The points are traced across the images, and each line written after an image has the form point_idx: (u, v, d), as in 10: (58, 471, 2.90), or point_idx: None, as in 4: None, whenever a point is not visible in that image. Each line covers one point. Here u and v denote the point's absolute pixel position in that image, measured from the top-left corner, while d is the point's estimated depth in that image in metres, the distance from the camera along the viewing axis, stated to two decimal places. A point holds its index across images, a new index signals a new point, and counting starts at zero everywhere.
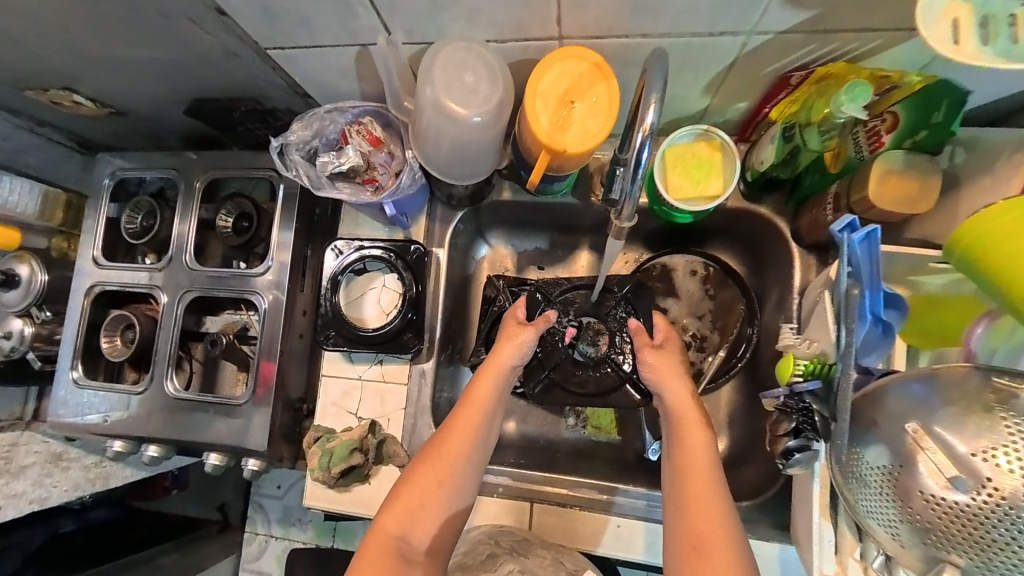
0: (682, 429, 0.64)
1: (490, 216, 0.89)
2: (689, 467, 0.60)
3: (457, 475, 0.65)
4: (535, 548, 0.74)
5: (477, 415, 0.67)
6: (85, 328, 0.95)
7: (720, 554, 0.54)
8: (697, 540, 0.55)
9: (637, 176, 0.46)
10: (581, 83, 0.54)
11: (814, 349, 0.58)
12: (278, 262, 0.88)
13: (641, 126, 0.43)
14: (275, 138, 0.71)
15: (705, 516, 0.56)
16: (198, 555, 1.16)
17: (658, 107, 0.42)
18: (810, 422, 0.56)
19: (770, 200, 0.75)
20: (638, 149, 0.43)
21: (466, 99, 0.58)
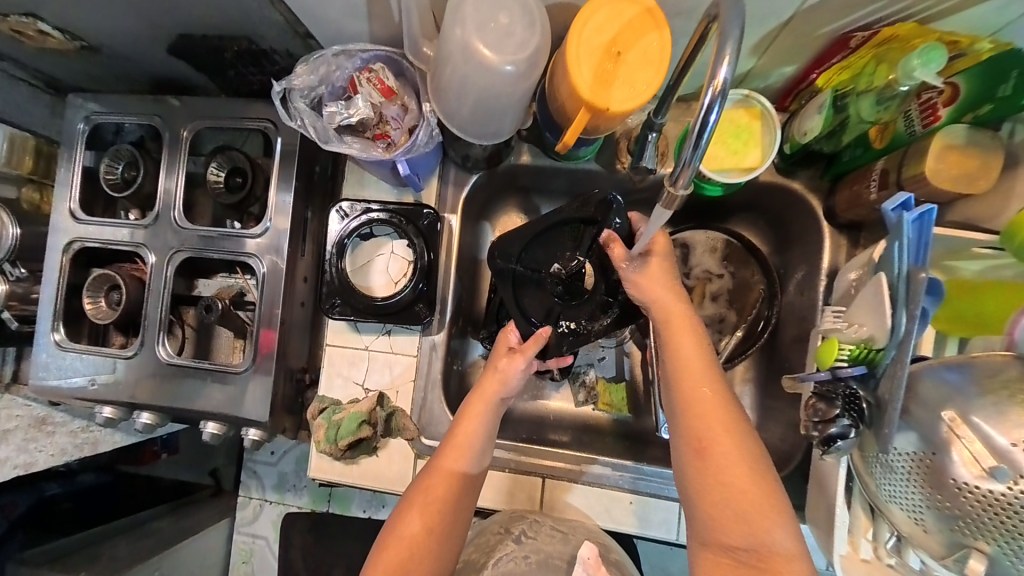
0: (682, 363, 0.59)
1: (506, 180, 0.83)
2: (704, 413, 0.56)
3: (441, 527, 0.63)
4: (546, 528, 0.76)
5: (462, 455, 0.65)
6: (64, 289, 0.88)
7: (726, 435, 0.55)
8: (709, 442, 0.55)
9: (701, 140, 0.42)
10: (631, 33, 0.49)
11: (861, 334, 0.54)
12: (277, 223, 0.82)
13: (712, 82, 0.38)
14: (278, 83, 0.64)
15: (710, 405, 0.56)
16: (192, 520, 1.16)
17: (733, 61, 0.38)
18: (857, 410, 0.52)
19: (804, 174, 0.72)
20: (706, 108, 0.39)
21: (499, 44, 0.52)
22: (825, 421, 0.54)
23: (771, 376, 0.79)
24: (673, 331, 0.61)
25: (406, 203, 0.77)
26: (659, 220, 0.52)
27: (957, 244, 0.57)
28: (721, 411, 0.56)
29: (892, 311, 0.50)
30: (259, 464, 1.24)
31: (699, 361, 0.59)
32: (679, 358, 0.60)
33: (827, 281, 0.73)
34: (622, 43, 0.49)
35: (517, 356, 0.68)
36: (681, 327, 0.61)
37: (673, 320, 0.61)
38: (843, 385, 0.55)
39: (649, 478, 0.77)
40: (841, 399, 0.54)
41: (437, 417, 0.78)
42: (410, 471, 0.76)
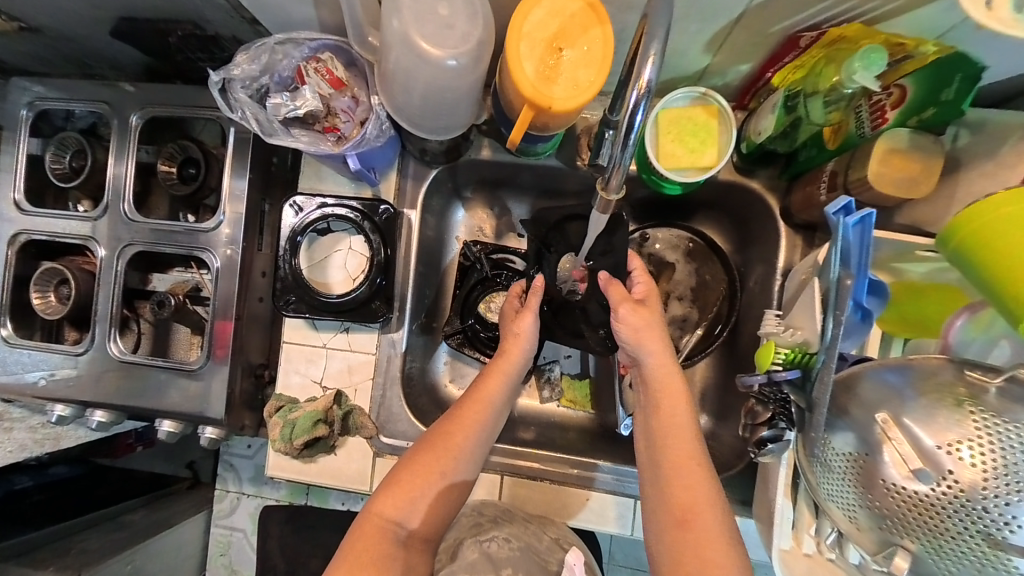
0: (670, 436, 0.59)
1: (468, 174, 0.82)
2: (687, 492, 0.56)
3: (454, 473, 0.62)
4: (517, 517, 0.77)
5: (482, 414, 0.65)
6: (11, 282, 0.85)
7: (704, 513, 0.55)
8: (686, 516, 0.55)
9: (628, 141, 0.41)
10: (573, 29, 0.47)
11: (796, 338, 0.56)
12: (231, 216, 0.79)
13: (637, 81, 0.37)
14: (216, 72, 0.61)
15: (690, 481, 0.57)
16: (168, 512, 1.16)
17: (658, 61, 0.37)
18: (786, 413, 0.55)
19: (763, 173, 0.72)
20: (631, 109, 0.38)
21: (440, 37, 0.50)
22: (759, 425, 0.58)
23: (728, 375, 0.80)
24: (667, 405, 0.61)
25: (362, 197, 0.75)
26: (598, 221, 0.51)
27: (902, 247, 0.58)
28: (704, 491, 0.56)
29: (824, 316, 0.51)
30: (236, 457, 1.24)
31: (686, 438, 0.59)
32: (666, 434, 0.60)
33: (782, 280, 0.73)
34: (563, 39, 0.48)
35: (527, 313, 0.70)
36: (673, 396, 0.61)
37: (672, 391, 0.61)
38: (776, 390, 0.56)
39: (607, 474, 0.78)
40: (774, 403, 0.56)
41: (396, 414, 0.78)
42: (368, 468, 0.76)
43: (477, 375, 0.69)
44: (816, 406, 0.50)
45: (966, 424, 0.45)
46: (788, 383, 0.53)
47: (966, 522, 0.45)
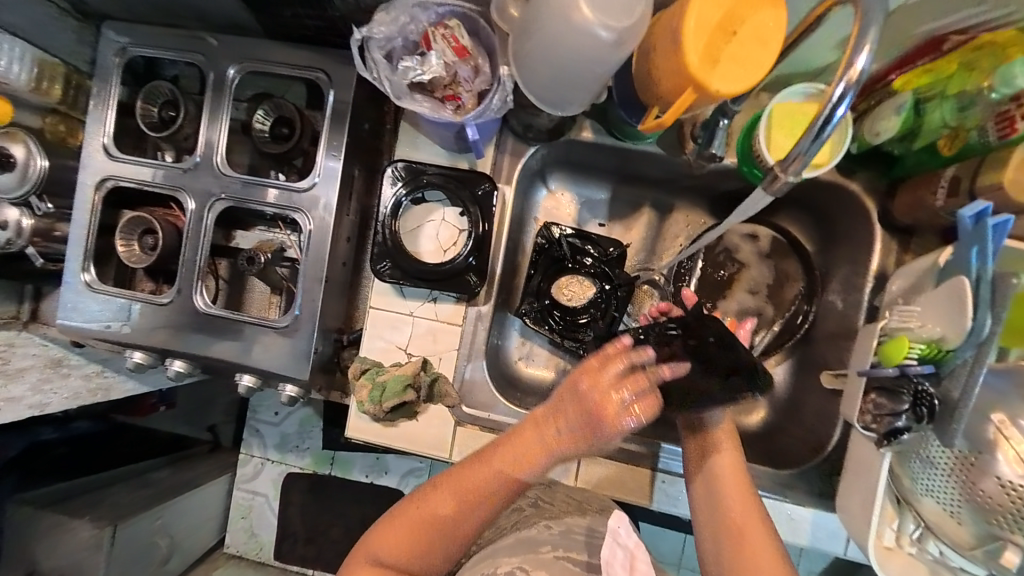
0: (736, 510, 0.64)
1: (556, 157, 0.85)
2: (748, 504, 0.64)
3: (479, 512, 0.63)
4: (562, 496, 0.75)
5: (527, 462, 0.64)
6: (97, 230, 0.86)
7: (757, 533, 0.61)
8: (748, 537, 0.61)
9: (824, 131, 0.41)
10: (746, 9, 0.47)
11: (930, 332, 0.55)
12: (326, 179, 0.79)
13: (850, 70, 0.39)
14: (358, 30, 0.61)
15: (750, 506, 0.64)
16: (193, 474, 1.19)
17: (872, 51, 0.39)
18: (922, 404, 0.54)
19: (863, 175, 0.72)
20: (841, 94, 0.39)
21: (600, 6, 0.50)
22: (889, 413, 0.56)
23: (803, 373, 0.81)
24: (737, 471, 0.67)
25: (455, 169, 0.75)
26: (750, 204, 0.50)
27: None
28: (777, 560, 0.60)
29: (975, 312, 0.51)
30: (261, 423, 1.25)
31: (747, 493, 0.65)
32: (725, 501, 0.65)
33: (873, 283, 0.73)
34: (736, 20, 0.47)
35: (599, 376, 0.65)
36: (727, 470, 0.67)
37: (735, 490, 0.66)
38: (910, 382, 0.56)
39: (669, 456, 0.77)
40: (909, 393, 0.55)
41: (479, 386, 0.80)
42: (449, 434, 0.77)
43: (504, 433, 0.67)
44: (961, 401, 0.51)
45: None
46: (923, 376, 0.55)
47: None
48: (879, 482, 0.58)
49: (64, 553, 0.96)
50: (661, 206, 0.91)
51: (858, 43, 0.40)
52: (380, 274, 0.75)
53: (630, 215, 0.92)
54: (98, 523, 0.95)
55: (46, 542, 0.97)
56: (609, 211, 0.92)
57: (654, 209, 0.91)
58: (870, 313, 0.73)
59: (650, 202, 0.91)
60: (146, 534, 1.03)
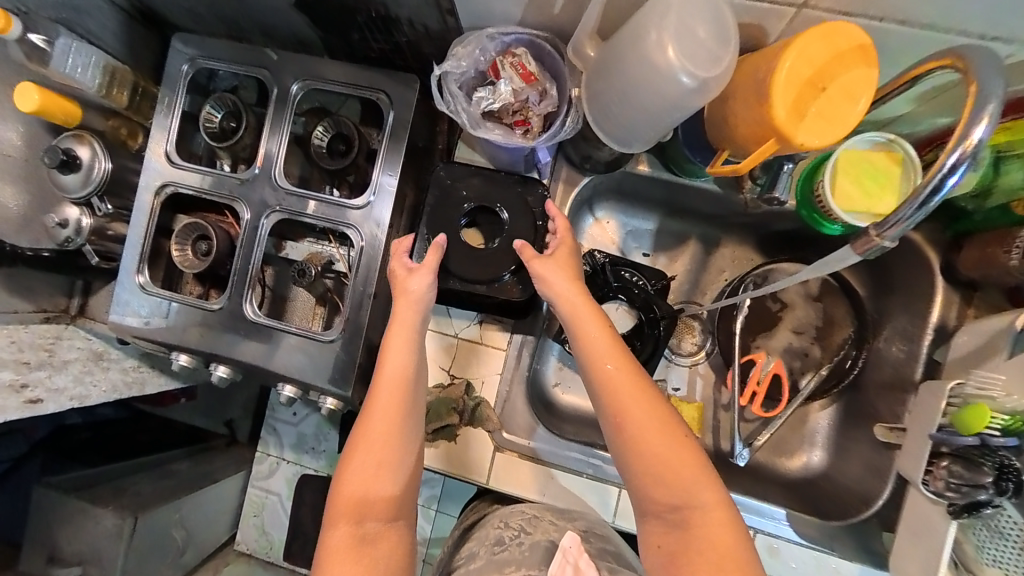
0: (632, 416, 0.57)
1: (604, 188, 0.86)
2: (632, 410, 0.57)
3: (382, 455, 0.62)
4: (545, 522, 0.70)
5: (393, 396, 0.64)
6: (154, 231, 0.88)
7: (654, 429, 0.57)
8: (642, 441, 0.56)
9: (929, 200, 0.46)
10: (841, 65, 0.47)
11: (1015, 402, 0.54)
12: (381, 197, 0.80)
13: (967, 141, 0.43)
14: (438, 65, 0.62)
15: (637, 412, 0.57)
16: (211, 466, 1.20)
17: (990, 123, 0.43)
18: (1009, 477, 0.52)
19: (926, 225, 0.71)
20: (954, 161, 0.43)
21: (689, 55, 0.50)
22: (967, 486, 0.54)
23: (854, 421, 0.79)
24: (616, 379, 0.58)
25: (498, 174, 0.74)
26: (838, 259, 0.55)
27: None
28: (684, 455, 0.56)
29: None
30: (279, 422, 1.19)
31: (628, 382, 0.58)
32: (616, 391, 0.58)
33: (933, 335, 0.72)
34: (827, 77, 0.47)
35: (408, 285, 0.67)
36: (611, 364, 0.59)
37: (620, 387, 0.58)
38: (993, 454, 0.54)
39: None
40: (991, 464, 0.53)
41: (519, 411, 0.78)
42: (487, 459, 0.76)
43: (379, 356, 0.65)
44: None
45: None
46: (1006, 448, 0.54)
47: None
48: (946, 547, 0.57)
49: (85, 540, 0.97)
50: (707, 239, 0.90)
51: (974, 115, 0.44)
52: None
53: (675, 247, 0.91)
54: (121, 513, 0.96)
55: (72, 527, 0.99)
56: (654, 241, 0.91)
57: (701, 242, 0.90)
58: (929, 367, 0.72)
59: (697, 235, 0.90)
60: (165, 524, 1.03)
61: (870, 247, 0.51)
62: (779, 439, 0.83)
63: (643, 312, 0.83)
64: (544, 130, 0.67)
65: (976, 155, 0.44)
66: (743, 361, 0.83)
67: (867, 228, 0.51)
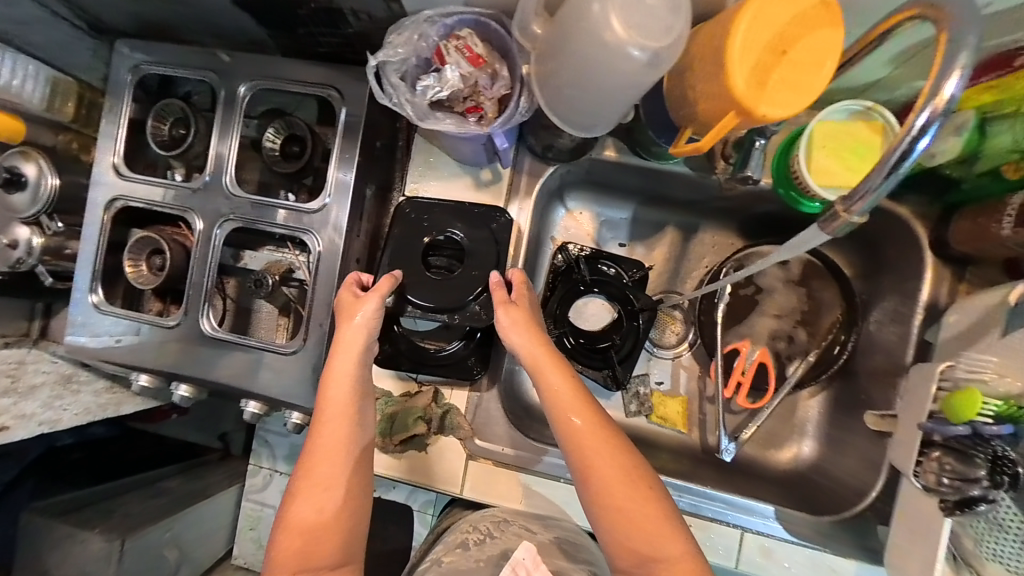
0: (600, 468, 0.55)
1: (575, 176, 0.82)
2: (597, 455, 0.55)
3: (327, 493, 0.59)
4: (513, 528, 0.70)
5: (341, 428, 0.61)
6: (107, 246, 0.84)
7: (622, 475, 0.54)
8: (608, 494, 0.54)
9: (901, 165, 0.41)
10: (802, 28, 0.43)
11: (1011, 387, 0.50)
12: (337, 199, 0.77)
13: (936, 96, 0.39)
14: (374, 55, 0.58)
15: (605, 461, 0.55)
16: (202, 483, 1.15)
17: (964, 74, 0.38)
18: (1002, 467, 0.49)
19: (913, 199, 0.67)
20: (920, 123, 0.39)
21: (639, 26, 0.46)
22: (959, 479, 0.51)
23: (846, 409, 0.75)
24: (581, 425, 0.56)
25: (451, 200, 0.72)
26: (806, 242, 0.51)
27: None
28: (650, 502, 0.54)
29: None
30: (270, 434, 1.15)
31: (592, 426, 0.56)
32: (581, 440, 0.56)
33: (924, 314, 0.68)
34: (789, 39, 0.43)
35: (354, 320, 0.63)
36: (576, 417, 0.57)
37: (587, 436, 0.56)
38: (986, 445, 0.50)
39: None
40: (984, 456, 0.50)
41: (494, 416, 0.75)
42: (461, 470, 0.72)
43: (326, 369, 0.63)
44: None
45: None
46: (1000, 437, 0.50)
47: None
48: (941, 545, 0.52)
49: (74, 565, 0.93)
50: (686, 226, 0.86)
51: (945, 69, 0.39)
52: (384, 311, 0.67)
53: (652, 236, 0.87)
54: (108, 535, 0.92)
55: (59, 552, 0.95)
56: (630, 230, 0.87)
57: (679, 229, 0.86)
58: (920, 349, 0.67)
59: (675, 222, 0.86)
60: (155, 545, 0.98)
61: (838, 225, 0.46)
62: (767, 432, 0.79)
63: (624, 308, 0.78)
64: (499, 115, 0.62)
65: (949, 113, 0.39)
66: (726, 351, 0.80)
67: (834, 205, 0.46)
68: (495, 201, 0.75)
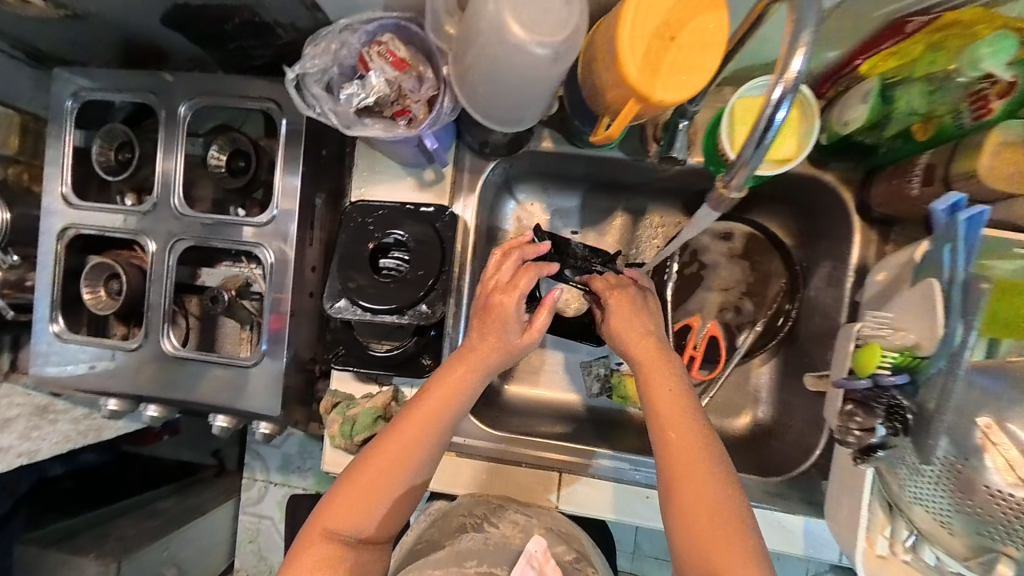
0: (695, 488, 0.52)
1: (521, 167, 0.83)
2: (691, 477, 0.53)
3: (369, 517, 0.56)
4: (509, 514, 0.72)
5: (396, 455, 0.57)
6: (62, 275, 0.85)
7: (712, 498, 0.51)
8: (693, 515, 0.51)
9: (763, 138, 0.44)
10: (686, 13, 0.45)
11: (903, 340, 0.54)
12: (285, 210, 0.78)
13: (785, 73, 0.40)
14: (291, 69, 0.61)
15: (701, 480, 0.52)
16: (198, 499, 1.16)
17: (808, 51, 0.40)
18: (898, 418, 0.52)
19: (837, 167, 0.70)
20: (776, 101, 0.41)
21: (535, 22, 0.47)
22: (864, 430, 0.53)
23: (792, 372, 0.78)
24: (683, 437, 0.55)
25: (396, 202, 0.73)
26: (704, 218, 0.55)
27: (995, 245, 0.56)
28: (735, 535, 0.50)
29: (947, 319, 0.49)
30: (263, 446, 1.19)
31: (693, 437, 0.55)
32: (672, 446, 0.55)
33: (854, 277, 0.71)
34: (675, 25, 0.45)
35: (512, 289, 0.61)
36: (675, 433, 0.55)
37: (683, 450, 0.54)
38: (884, 394, 0.54)
39: (601, 461, 0.76)
40: (884, 407, 0.53)
41: None
42: None
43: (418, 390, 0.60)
44: (932, 408, 0.50)
45: None
46: (896, 386, 0.54)
47: None
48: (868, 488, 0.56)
49: None
50: (634, 208, 0.88)
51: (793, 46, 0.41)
52: (336, 312, 0.70)
53: (603, 221, 0.89)
54: (103, 560, 0.92)
55: None
56: (581, 216, 0.89)
57: (628, 212, 0.88)
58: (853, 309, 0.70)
59: (624, 206, 0.87)
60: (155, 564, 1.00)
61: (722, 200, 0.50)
62: (722, 402, 0.82)
63: None
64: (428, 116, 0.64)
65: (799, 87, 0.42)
66: (679, 327, 0.82)
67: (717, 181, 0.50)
68: (440, 200, 0.76)
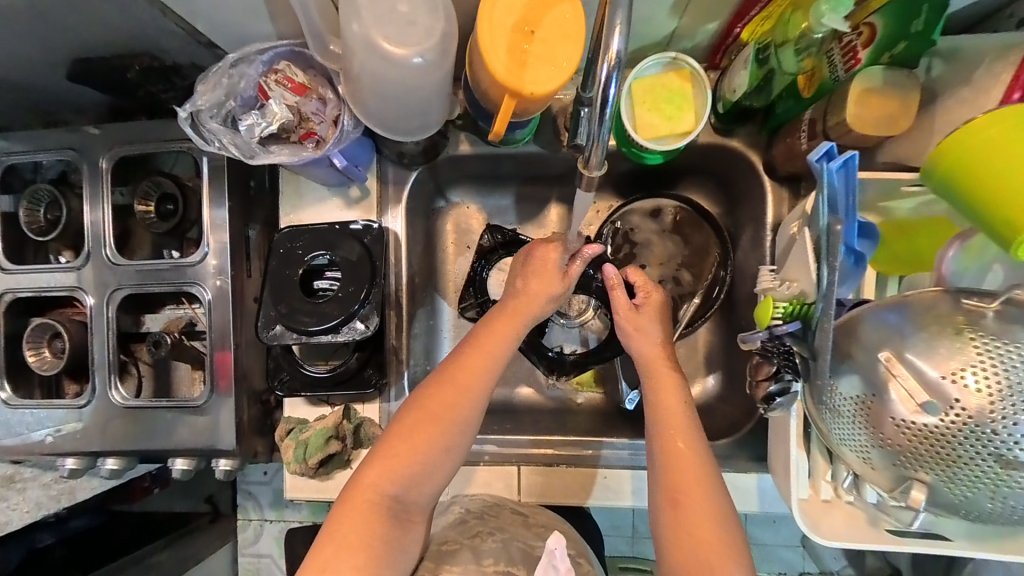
0: (688, 484, 0.57)
1: (449, 173, 0.84)
2: (683, 473, 0.57)
3: (416, 489, 0.59)
4: (507, 510, 0.70)
5: (445, 426, 0.60)
6: (3, 342, 0.84)
7: (698, 493, 0.56)
8: (681, 512, 0.56)
9: (606, 116, 0.45)
10: (540, 8, 0.47)
11: (794, 290, 0.56)
12: (216, 245, 0.78)
13: (606, 54, 0.41)
14: (185, 106, 0.62)
15: (690, 472, 0.57)
16: (193, 549, 1.04)
17: (625, 30, 0.40)
18: (790, 365, 0.56)
19: (742, 131, 0.73)
20: (605, 82, 0.42)
21: (403, 35, 0.50)
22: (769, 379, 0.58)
23: (732, 335, 0.80)
24: (677, 437, 0.59)
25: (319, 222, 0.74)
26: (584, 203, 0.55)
27: (887, 184, 0.59)
28: (721, 528, 0.55)
29: (817, 264, 0.51)
30: (253, 484, 1.15)
31: (688, 438, 0.59)
32: (668, 444, 0.59)
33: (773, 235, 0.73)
34: (533, 21, 0.47)
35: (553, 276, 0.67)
36: (679, 437, 0.59)
37: (678, 452, 0.58)
38: (778, 343, 0.56)
39: (608, 449, 0.78)
40: (779, 359, 0.57)
41: None
42: None
43: (450, 356, 0.64)
44: (819, 353, 0.50)
45: (968, 350, 0.44)
46: (789, 335, 0.53)
47: (976, 447, 0.44)
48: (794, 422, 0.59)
49: None
50: (567, 198, 0.88)
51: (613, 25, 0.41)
52: (273, 338, 0.70)
53: (539, 214, 0.89)
54: None
55: None
56: (517, 212, 0.90)
57: (562, 202, 0.88)
58: None
59: (556, 196, 0.88)
60: None
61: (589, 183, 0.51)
62: None
63: None
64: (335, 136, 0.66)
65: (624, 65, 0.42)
66: None
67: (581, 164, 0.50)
68: (368, 215, 0.77)
